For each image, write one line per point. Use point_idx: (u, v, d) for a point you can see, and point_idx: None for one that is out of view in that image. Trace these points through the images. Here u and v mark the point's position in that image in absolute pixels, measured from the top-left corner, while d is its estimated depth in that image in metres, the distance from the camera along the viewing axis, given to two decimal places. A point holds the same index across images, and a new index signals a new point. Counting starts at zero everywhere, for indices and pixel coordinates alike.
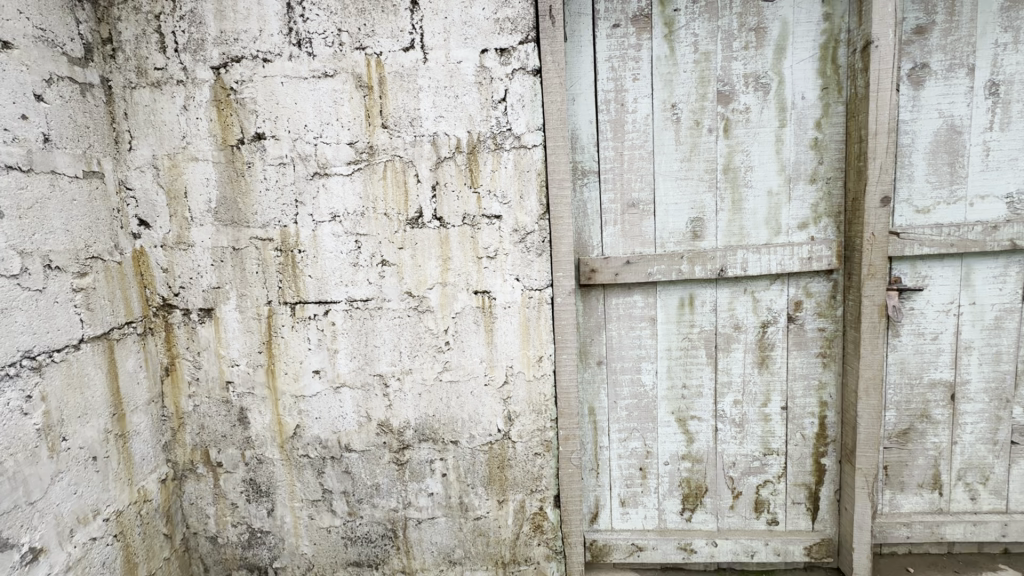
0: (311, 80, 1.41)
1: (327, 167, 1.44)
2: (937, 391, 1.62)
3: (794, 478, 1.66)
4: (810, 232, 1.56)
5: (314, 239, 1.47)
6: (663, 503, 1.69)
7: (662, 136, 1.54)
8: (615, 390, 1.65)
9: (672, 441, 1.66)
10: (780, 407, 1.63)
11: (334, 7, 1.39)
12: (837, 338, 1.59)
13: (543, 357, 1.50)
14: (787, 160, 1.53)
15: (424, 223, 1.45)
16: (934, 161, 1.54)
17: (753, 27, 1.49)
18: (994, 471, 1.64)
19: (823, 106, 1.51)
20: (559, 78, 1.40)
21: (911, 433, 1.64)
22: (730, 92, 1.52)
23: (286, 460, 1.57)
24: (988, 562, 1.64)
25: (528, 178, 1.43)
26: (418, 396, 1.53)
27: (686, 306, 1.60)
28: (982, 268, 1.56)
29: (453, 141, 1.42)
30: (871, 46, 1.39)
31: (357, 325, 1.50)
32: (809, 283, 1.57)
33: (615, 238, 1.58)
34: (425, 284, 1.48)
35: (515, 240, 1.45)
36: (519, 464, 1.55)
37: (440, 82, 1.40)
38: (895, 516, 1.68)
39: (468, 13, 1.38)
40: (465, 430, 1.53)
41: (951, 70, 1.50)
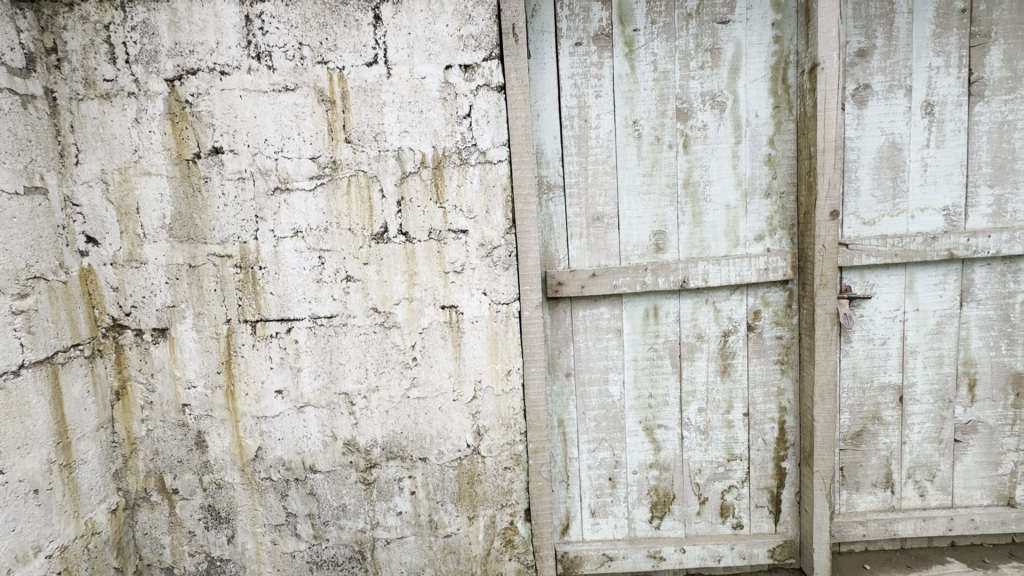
0: (271, 93, 1.38)
1: (288, 182, 1.41)
2: (887, 394, 1.70)
3: (757, 482, 1.70)
4: (766, 243, 1.62)
5: (275, 255, 1.43)
6: (633, 512, 1.71)
7: (625, 151, 1.58)
8: (583, 401, 1.66)
9: (639, 450, 1.69)
10: (742, 413, 1.68)
11: (295, 21, 1.37)
12: (794, 345, 1.65)
13: (511, 370, 1.50)
14: (743, 175, 1.59)
15: (389, 238, 1.43)
16: (878, 176, 1.62)
17: (709, 48, 1.55)
18: (941, 468, 1.74)
19: (775, 123, 1.58)
20: (523, 94, 1.42)
21: (864, 435, 1.72)
22: (688, 110, 1.57)
23: (246, 484, 1.51)
24: (938, 556, 1.72)
25: (493, 194, 1.44)
26: (385, 414, 1.50)
27: (651, 317, 1.63)
28: (924, 277, 1.65)
29: (418, 155, 1.41)
30: (818, 68, 1.47)
31: (321, 342, 1.47)
32: (766, 293, 1.63)
33: (580, 251, 1.61)
34: (391, 299, 1.46)
35: (481, 255, 1.46)
36: (489, 479, 1.54)
37: (405, 97, 1.40)
38: (852, 515, 1.74)
39: (432, 29, 1.38)
40: (434, 446, 1.52)
41: (891, 91, 1.59)
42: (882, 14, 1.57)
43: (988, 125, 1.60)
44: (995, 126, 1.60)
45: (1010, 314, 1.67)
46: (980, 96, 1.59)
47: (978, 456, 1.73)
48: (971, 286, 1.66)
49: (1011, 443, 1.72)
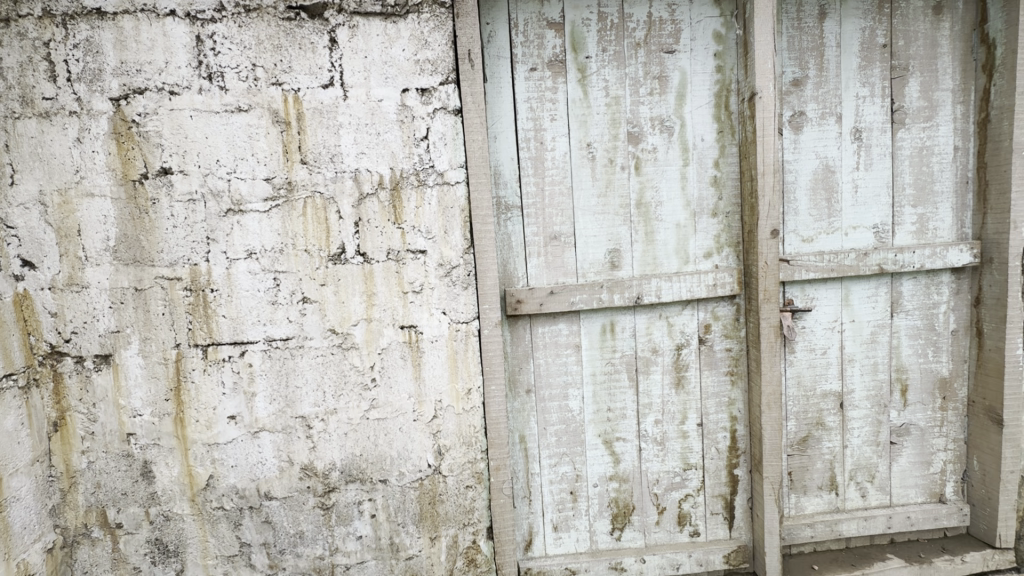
0: (223, 114, 1.36)
1: (241, 204, 1.39)
2: (829, 401, 1.80)
3: (712, 490, 1.77)
4: (714, 260, 1.70)
5: (227, 277, 1.40)
6: (594, 524, 1.74)
7: (580, 173, 1.63)
8: (544, 416, 1.69)
9: (599, 463, 1.72)
10: (696, 424, 1.74)
11: (249, 42, 1.36)
12: (742, 357, 1.73)
13: (471, 389, 1.51)
14: (691, 196, 1.67)
15: (347, 259, 1.43)
16: (814, 197, 1.74)
17: (657, 75, 1.63)
18: (879, 469, 1.85)
19: (720, 147, 1.67)
20: (480, 118, 1.45)
21: (809, 440, 1.81)
22: (639, 133, 1.64)
23: (197, 514, 1.46)
24: (879, 553, 1.82)
25: (451, 215, 1.46)
26: (344, 436, 1.48)
27: (608, 332, 1.68)
28: (858, 290, 1.77)
29: (375, 177, 1.42)
30: (756, 97, 1.56)
31: (277, 365, 1.44)
32: (716, 307, 1.71)
33: (539, 269, 1.64)
34: (349, 320, 1.45)
35: (440, 275, 1.47)
36: (450, 499, 1.54)
37: (361, 119, 1.40)
38: (800, 517, 1.82)
39: (388, 53, 1.40)
40: (395, 467, 1.51)
41: (823, 118, 1.71)
42: (813, 47, 1.69)
43: (910, 150, 1.75)
44: (916, 151, 1.75)
45: (935, 323, 1.81)
46: (902, 124, 1.73)
47: (911, 456, 1.85)
48: (900, 298, 1.78)
49: (940, 443, 1.85)
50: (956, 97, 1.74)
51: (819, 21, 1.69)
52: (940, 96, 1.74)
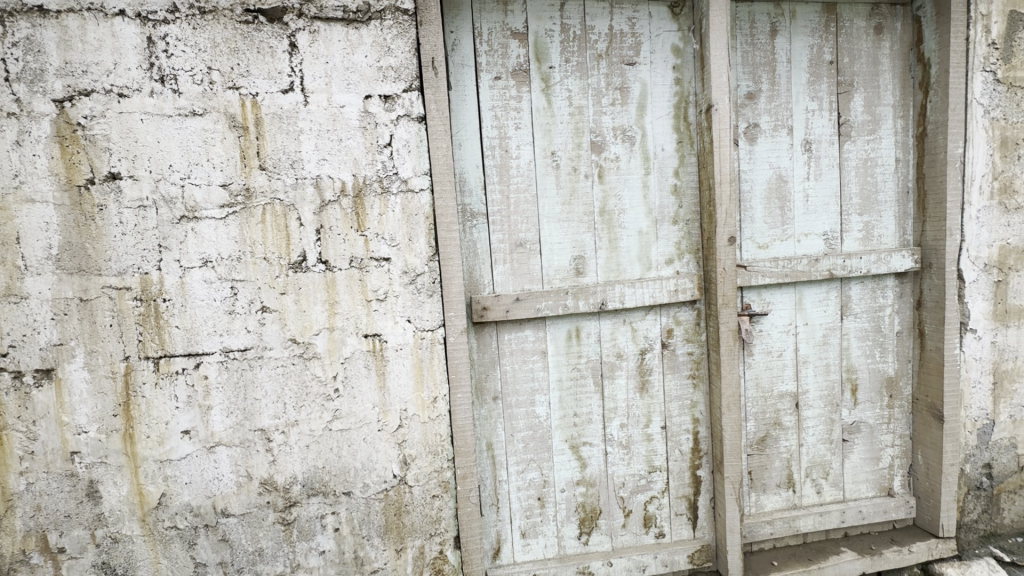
0: (176, 118, 1.32)
1: (196, 210, 1.34)
2: (785, 401, 1.87)
3: (676, 491, 1.80)
4: (675, 266, 1.75)
5: (181, 286, 1.35)
6: (562, 530, 1.75)
7: (544, 181, 1.65)
8: (511, 423, 1.69)
9: (566, 468, 1.74)
10: (660, 427, 1.78)
11: (204, 44, 1.32)
12: (703, 360, 1.78)
13: (437, 397, 1.50)
14: (653, 204, 1.72)
15: (308, 267, 1.40)
16: (768, 205, 1.81)
17: (619, 86, 1.67)
18: (833, 466, 1.93)
19: (679, 156, 1.72)
20: (444, 125, 1.45)
21: (768, 440, 1.88)
22: (602, 142, 1.68)
23: (148, 535, 1.39)
24: (833, 547, 1.89)
25: (416, 222, 1.45)
26: (305, 448, 1.45)
27: (574, 338, 1.70)
28: (810, 294, 1.85)
29: (337, 183, 1.40)
30: (713, 109, 1.62)
31: (234, 377, 1.40)
32: (678, 312, 1.76)
33: (504, 276, 1.65)
34: (311, 330, 1.42)
35: (405, 282, 1.45)
36: (416, 509, 1.52)
37: (323, 125, 1.38)
38: (760, 515, 1.88)
39: (350, 58, 1.39)
40: (359, 479, 1.48)
41: (776, 129, 1.79)
42: (766, 63, 1.77)
43: (856, 161, 1.84)
44: (861, 162, 1.84)
45: (881, 325, 1.90)
46: (848, 136, 1.83)
47: (862, 452, 1.94)
48: (849, 302, 1.87)
49: (888, 439, 1.95)
50: (897, 111, 1.85)
51: (771, 38, 1.76)
52: (882, 111, 1.84)
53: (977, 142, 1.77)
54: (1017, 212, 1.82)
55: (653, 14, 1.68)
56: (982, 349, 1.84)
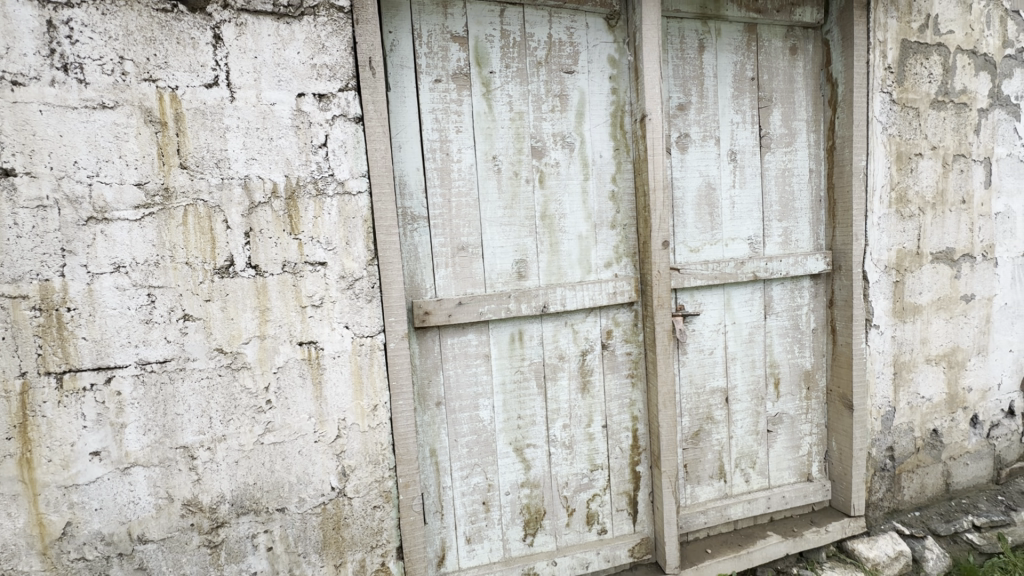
0: (82, 110, 1.21)
1: (106, 211, 1.23)
2: (716, 396, 1.98)
3: (617, 488, 1.86)
4: (614, 270, 1.81)
5: (89, 294, 1.24)
6: (507, 532, 1.76)
7: (486, 185, 1.65)
8: (454, 428, 1.67)
9: (510, 471, 1.74)
10: (601, 426, 1.83)
11: (114, 32, 1.22)
12: (641, 359, 1.85)
13: (377, 405, 1.47)
14: (592, 209, 1.77)
15: (236, 272, 1.32)
16: (699, 211, 1.91)
17: (558, 93, 1.71)
18: (759, 455, 2.06)
19: (616, 163, 1.78)
20: (382, 127, 1.42)
21: (701, 433, 1.97)
22: (542, 148, 1.70)
23: (50, 570, 1.26)
24: (760, 531, 2.01)
25: (353, 225, 1.41)
26: (234, 465, 1.36)
27: (517, 341, 1.72)
28: (737, 295, 1.97)
29: (268, 184, 1.34)
30: (646, 119, 1.69)
31: (152, 392, 1.29)
32: (617, 314, 1.82)
33: (446, 280, 1.64)
34: (239, 339, 1.34)
35: (342, 288, 1.41)
36: (356, 521, 1.47)
37: (251, 123, 1.32)
38: (695, 506, 1.97)
39: (281, 55, 1.33)
40: (294, 494, 1.41)
41: (705, 140, 1.89)
42: (694, 76, 1.87)
43: (775, 171, 1.98)
44: (780, 172, 1.99)
45: (799, 323, 2.06)
46: (769, 148, 1.96)
47: (784, 441, 2.08)
48: (771, 301, 2.01)
49: (807, 428, 2.10)
50: (810, 126, 2.01)
51: (699, 53, 1.87)
52: (797, 125, 1.99)
53: (877, 155, 1.95)
54: (910, 219, 2.03)
55: (590, 25, 1.73)
56: (884, 342, 2.04)
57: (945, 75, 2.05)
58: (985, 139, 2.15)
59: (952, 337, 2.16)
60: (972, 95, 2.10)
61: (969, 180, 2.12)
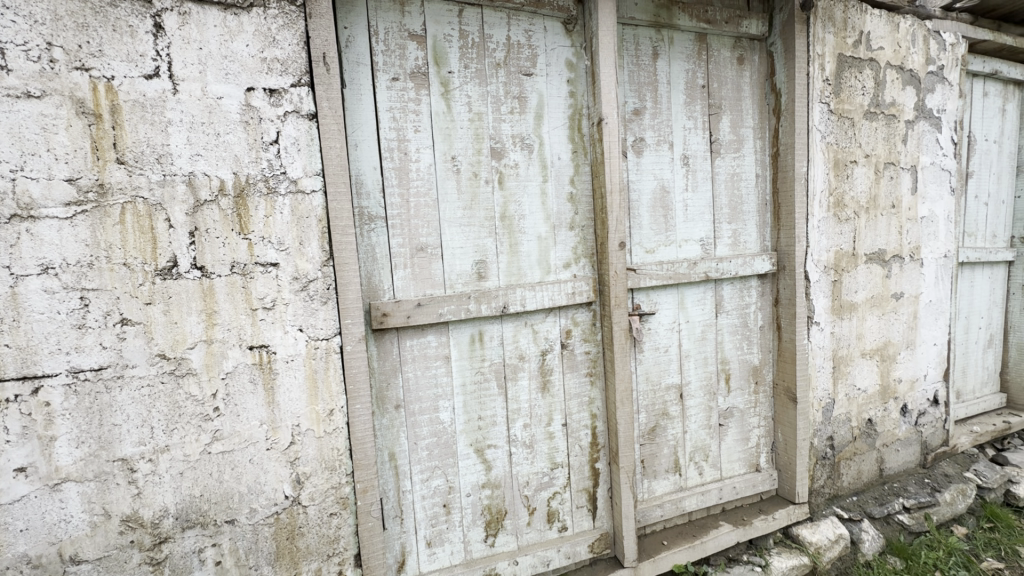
0: (3, 99, 1.11)
1: (32, 208, 1.14)
2: (671, 393, 2.04)
3: (577, 485, 1.89)
4: (572, 270, 1.83)
5: (12, 297, 1.14)
6: (468, 534, 1.75)
7: (445, 185, 1.64)
8: (414, 431, 1.65)
9: (471, 472, 1.74)
10: (561, 424, 1.85)
11: (41, 15, 1.13)
12: (599, 358, 1.88)
13: (333, 410, 1.43)
14: (551, 210, 1.79)
15: (180, 274, 1.26)
16: (654, 214, 1.96)
17: (517, 95, 1.72)
18: (712, 448, 2.14)
19: (574, 165, 1.81)
20: (337, 124, 1.38)
21: (657, 429, 2.03)
22: (501, 149, 1.71)
23: None
24: (713, 522, 2.10)
25: (307, 225, 1.37)
26: (178, 476, 1.29)
27: (477, 341, 1.71)
28: (690, 294, 2.04)
29: (215, 182, 1.28)
30: (603, 122, 1.73)
31: (86, 402, 1.21)
32: (576, 314, 1.85)
33: (405, 281, 1.62)
34: (184, 343, 1.28)
35: (296, 289, 1.36)
36: (312, 530, 1.42)
37: (196, 116, 1.25)
38: (652, 500, 2.03)
39: (228, 47, 1.27)
40: (244, 504, 1.35)
41: (659, 144, 1.95)
42: (649, 82, 1.92)
43: (725, 175, 2.07)
44: (729, 176, 2.07)
45: (748, 321, 2.16)
46: (719, 153, 2.05)
47: (735, 434, 2.17)
48: (722, 300, 2.10)
49: (755, 421, 2.21)
50: (756, 133, 2.11)
51: (653, 60, 1.93)
52: (744, 132, 2.09)
53: (817, 162, 2.07)
54: (847, 222, 2.17)
55: (548, 28, 1.75)
56: (824, 338, 2.16)
57: (876, 88, 2.20)
58: (912, 148, 2.32)
59: (884, 332, 2.32)
60: (900, 107, 2.27)
61: (898, 186, 2.29)
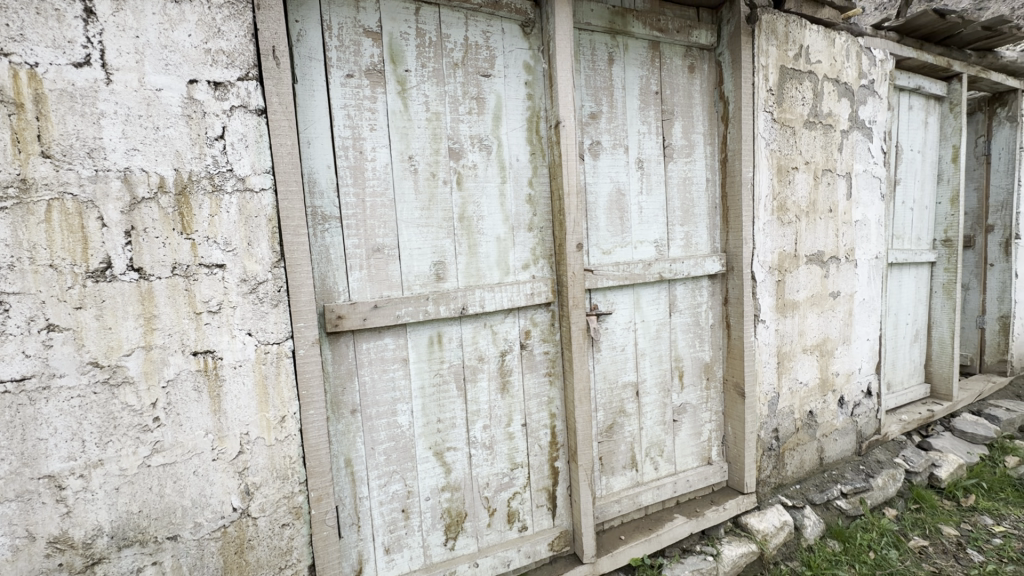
0: None
1: None
2: (628, 390, 2.09)
3: (536, 484, 1.90)
4: (531, 271, 1.85)
5: None
6: (427, 539, 1.73)
7: (402, 185, 1.62)
8: (371, 436, 1.62)
9: (430, 476, 1.72)
10: (521, 425, 1.86)
11: None
12: (558, 358, 1.91)
13: (285, 417, 1.38)
14: (509, 211, 1.79)
15: (115, 276, 1.18)
16: (611, 215, 2.00)
17: (475, 96, 1.72)
18: (666, 444, 2.20)
19: (533, 167, 1.83)
20: (288, 121, 1.33)
21: (615, 427, 2.08)
22: (459, 150, 1.70)
23: None
24: (668, 515, 2.16)
25: (256, 225, 1.31)
26: (114, 492, 1.21)
27: (435, 344, 1.70)
28: (645, 294, 2.10)
29: (154, 178, 1.21)
30: (561, 125, 1.75)
31: (6, 415, 1.11)
32: (534, 314, 1.86)
33: (361, 283, 1.58)
34: (120, 350, 1.20)
35: (244, 292, 1.31)
36: (262, 542, 1.37)
37: (132, 109, 1.18)
38: (610, 496, 2.07)
39: (168, 36, 1.21)
40: (188, 519, 1.28)
41: (615, 148, 2.00)
42: (605, 87, 1.97)
43: (677, 179, 2.14)
44: (681, 180, 2.15)
45: (700, 320, 2.24)
46: (671, 157, 2.12)
47: (688, 430, 2.25)
48: (675, 300, 2.17)
49: (707, 416, 2.29)
50: (706, 139, 2.20)
51: (609, 65, 1.97)
52: (695, 137, 2.17)
53: (762, 168, 2.18)
54: (789, 225, 2.29)
55: (505, 30, 1.76)
56: (770, 335, 2.28)
57: (815, 99, 2.33)
58: (847, 157, 2.48)
59: (824, 329, 2.47)
60: (836, 117, 2.41)
61: (834, 192, 2.44)
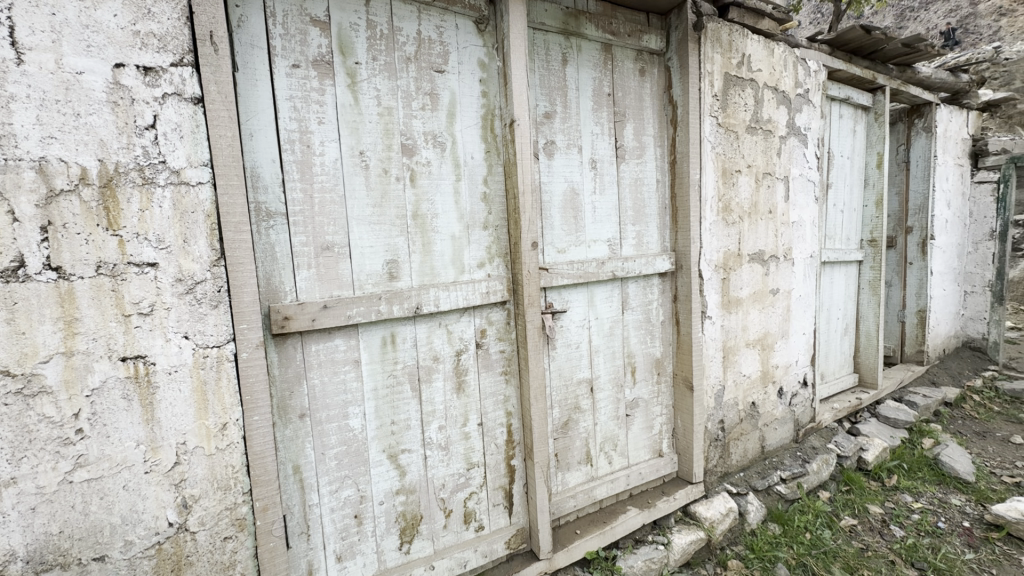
0: None
1: None
2: (583, 387, 2.13)
3: (493, 483, 1.90)
4: (486, 270, 1.84)
5: None
6: (381, 544, 1.69)
7: (353, 181, 1.57)
8: (321, 440, 1.56)
9: (384, 479, 1.68)
10: (477, 424, 1.85)
11: None
12: (513, 356, 1.91)
13: (227, 424, 1.31)
14: (464, 209, 1.78)
15: (29, 276, 1.08)
16: (565, 214, 2.03)
17: (428, 92, 1.69)
18: (620, 438, 2.26)
19: (487, 165, 1.82)
20: (228, 111, 1.26)
21: (570, 423, 2.10)
22: (412, 146, 1.67)
23: None
24: (621, 507, 2.21)
25: (192, 221, 1.24)
26: (29, 513, 1.10)
27: (389, 344, 1.66)
28: (599, 292, 2.14)
29: (74, 169, 1.11)
30: (515, 124, 1.75)
31: None
32: (490, 313, 1.86)
33: (309, 282, 1.52)
34: (35, 356, 1.09)
35: (179, 292, 1.23)
36: (202, 558, 1.29)
37: (48, 93, 1.07)
38: (565, 491, 2.10)
39: (90, 15, 1.11)
40: (118, 537, 1.19)
41: (569, 147, 2.02)
42: (559, 87, 1.98)
43: (630, 180, 2.19)
44: (633, 181, 2.20)
45: (651, 316, 2.31)
46: (624, 158, 2.16)
47: (640, 424, 2.31)
48: (627, 298, 2.22)
49: (658, 410, 2.37)
50: (656, 141, 2.26)
51: (563, 65, 1.99)
52: (646, 139, 2.23)
53: (708, 170, 2.27)
54: (733, 225, 2.40)
55: (459, 26, 1.74)
56: (716, 331, 2.38)
57: (756, 106, 2.45)
58: (785, 161, 2.62)
59: (765, 324, 2.60)
60: (774, 124, 2.55)
61: (774, 194, 2.57)
